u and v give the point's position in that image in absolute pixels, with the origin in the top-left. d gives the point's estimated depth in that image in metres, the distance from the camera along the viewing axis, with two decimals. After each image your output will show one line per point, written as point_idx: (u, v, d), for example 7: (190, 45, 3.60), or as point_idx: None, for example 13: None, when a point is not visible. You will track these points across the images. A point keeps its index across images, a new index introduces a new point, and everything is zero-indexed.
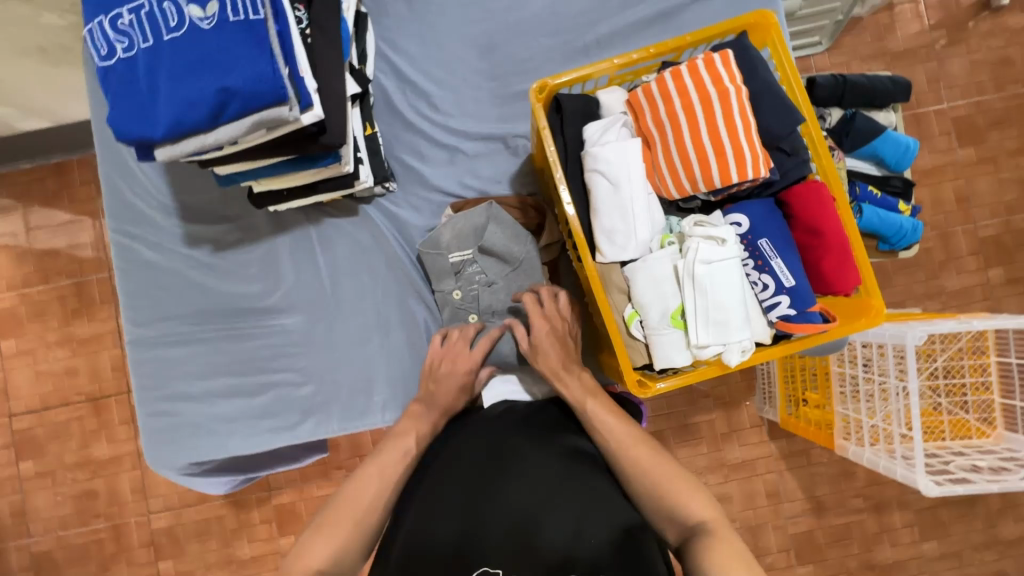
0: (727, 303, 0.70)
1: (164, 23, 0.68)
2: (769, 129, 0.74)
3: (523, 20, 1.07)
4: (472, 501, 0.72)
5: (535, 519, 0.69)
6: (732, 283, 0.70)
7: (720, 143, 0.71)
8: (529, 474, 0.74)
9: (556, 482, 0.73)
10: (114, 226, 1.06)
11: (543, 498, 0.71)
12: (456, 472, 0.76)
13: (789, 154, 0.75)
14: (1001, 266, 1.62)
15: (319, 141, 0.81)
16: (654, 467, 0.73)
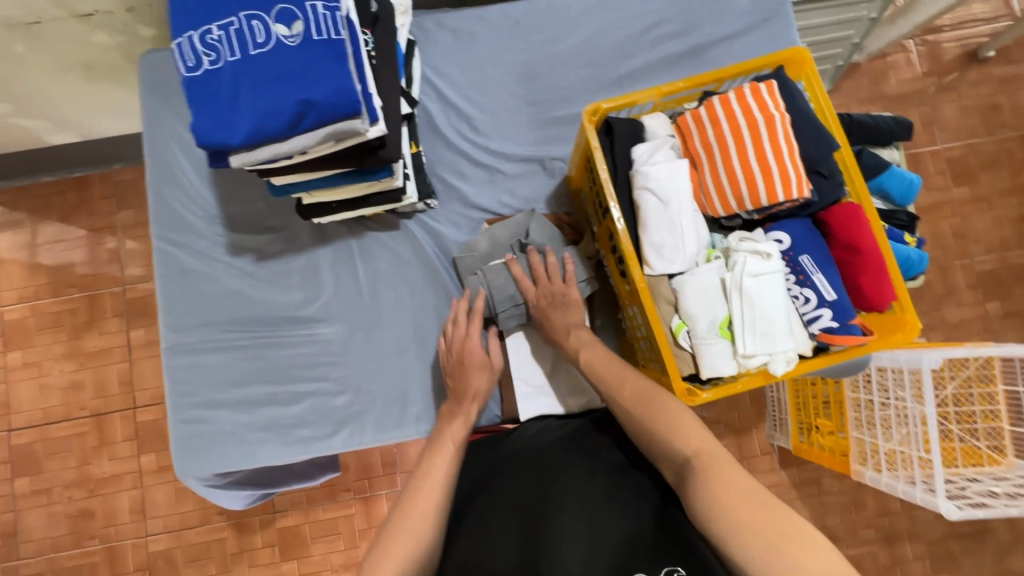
0: (775, 311, 0.74)
1: (252, 40, 0.73)
2: (810, 155, 0.79)
3: (560, 52, 1.14)
4: (528, 518, 0.75)
5: (590, 531, 0.72)
6: (778, 291, 0.75)
7: (767, 164, 0.76)
8: (581, 486, 0.77)
9: (606, 494, 0.76)
10: (157, 233, 1.08)
11: (597, 509, 0.74)
12: (511, 490, 0.80)
13: (826, 177, 0.80)
14: (998, 300, 1.68)
15: (379, 154, 0.85)
16: (648, 405, 0.76)
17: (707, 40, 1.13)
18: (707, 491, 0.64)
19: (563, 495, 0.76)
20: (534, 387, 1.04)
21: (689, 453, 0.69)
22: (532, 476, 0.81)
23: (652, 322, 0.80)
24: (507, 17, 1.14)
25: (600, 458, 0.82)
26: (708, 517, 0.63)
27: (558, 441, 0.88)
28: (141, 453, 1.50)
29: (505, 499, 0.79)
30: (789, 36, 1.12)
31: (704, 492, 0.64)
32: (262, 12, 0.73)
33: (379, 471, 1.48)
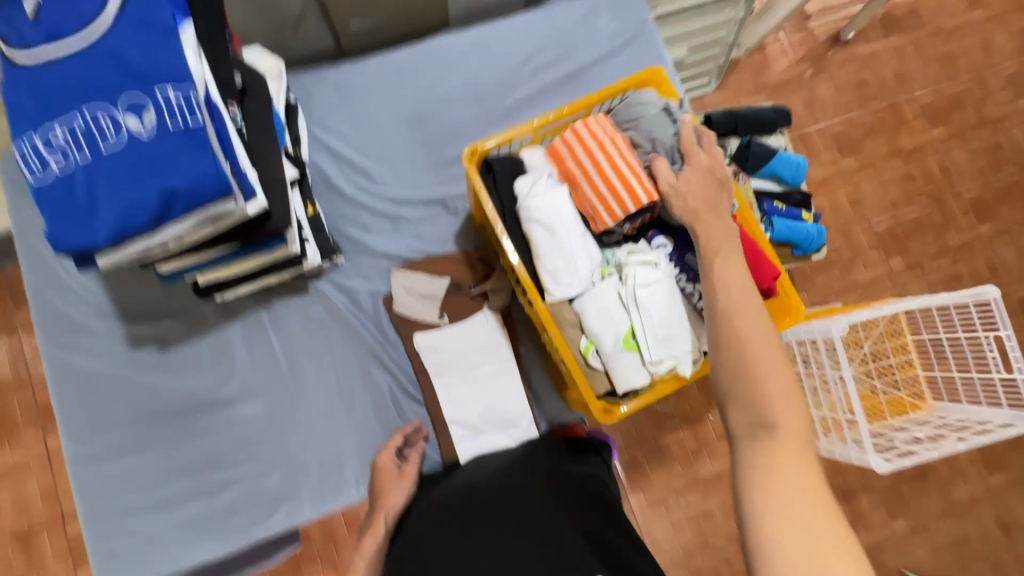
0: (671, 315, 0.78)
1: (101, 135, 0.70)
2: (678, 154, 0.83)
3: (446, 92, 1.16)
4: (451, 539, 0.76)
5: (517, 547, 0.72)
6: (669, 297, 0.78)
7: (632, 173, 0.80)
8: (509, 510, 0.79)
9: (538, 516, 0.77)
10: (45, 338, 1.00)
11: (527, 530, 0.75)
12: (442, 521, 0.81)
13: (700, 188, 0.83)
14: (900, 255, 1.83)
15: (265, 227, 0.83)
16: (751, 340, 0.61)
17: (583, 63, 1.18)
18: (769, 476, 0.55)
19: (524, 515, 0.78)
20: (476, 421, 1.04)
21: (774, 427, 0.57)
22: (499, 499, 0.83)
23: (560, 347, 0.81)
24: (386, 65, 1.16)
25: (534, 488, 0.85)
26: (759, 499, 0.54)
27: (496, 476, 0.90)
28: (77, 569, 1.37)
29: (438, 525, 0.80)
30: (656, 51, 1.19)
31: (768, 470, 0.55)
32: (108, 105, 0.70)
33: (344, 534, 1.39)
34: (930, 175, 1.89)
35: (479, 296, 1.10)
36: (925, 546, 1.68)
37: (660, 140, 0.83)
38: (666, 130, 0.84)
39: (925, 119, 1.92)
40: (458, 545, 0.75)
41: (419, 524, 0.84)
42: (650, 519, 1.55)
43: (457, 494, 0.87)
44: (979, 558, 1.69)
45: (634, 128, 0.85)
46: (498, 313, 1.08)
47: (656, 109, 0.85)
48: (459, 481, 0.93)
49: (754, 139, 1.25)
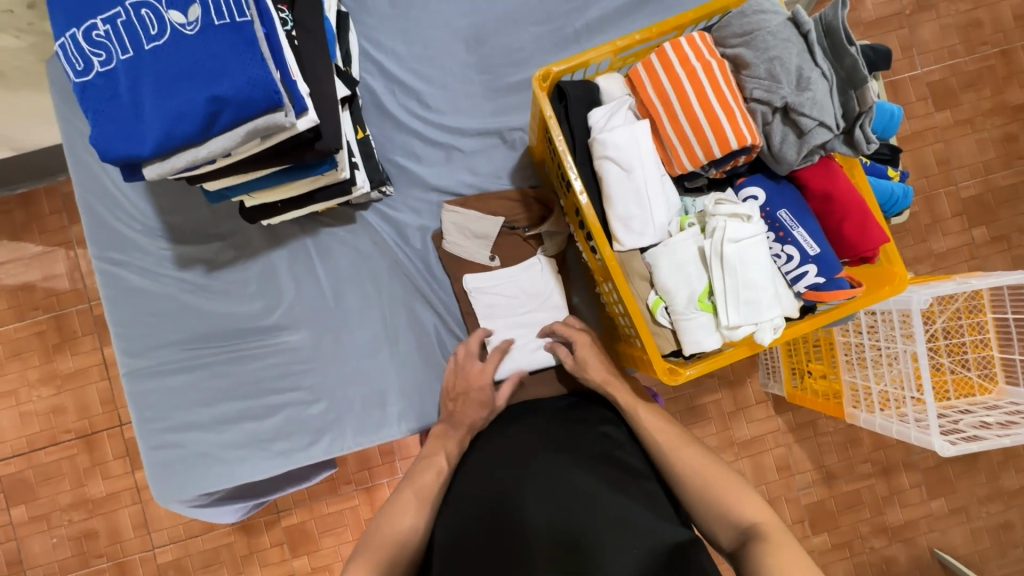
0: (758, 282, 0.68)
1: (144, 31, 0.64)
2: (811, 92, 0.67)
3: (510, 9, 1.04)
4: (498, 516, 0.68)
5: (575, 528, 0.65)
6: (759, 259, 0.68)
7: (728, 105, 0.69)
8: (561, 475, 0.71)
9: (595, 485, 0.70)
10: (97, 252, 1.00)
11: (585, 501, 0.68)
12: (487, 485, 0.73)
13: (833, 130, 0.68)
14: (985, 225, 1.64)
15: (315, 147, 0.77)
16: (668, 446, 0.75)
17: None
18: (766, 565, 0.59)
19: (577, 487, 0.69)
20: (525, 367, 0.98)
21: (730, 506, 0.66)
22: (549, 460, 0.73)
23: (627, 301, 0.74)
24: None
25: (588, 452, 0.76)
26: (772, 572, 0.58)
27: (540, 430, 0.81)
28: (135, 469, 1.42)
29: (481, 495, 0.72)
30: None
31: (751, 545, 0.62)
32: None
33: (377, 462, 1.41)
34: None
35: (533, 239, 1.03)
36: (961, 529, 1.59)
37: (779, 61, 0.68)
38: (790, 47, 0.69)
39: None
40: (506, 519, 0.68)
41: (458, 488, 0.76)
42: None
43: (502, 445, 0.79)
44: (1019, 546, 1.58)
45: (748, 44, 0.70)
46: (553, 259, 1.02)
47: (781, 21, 0.69)
48: (506, 429, 0.83)
49: None
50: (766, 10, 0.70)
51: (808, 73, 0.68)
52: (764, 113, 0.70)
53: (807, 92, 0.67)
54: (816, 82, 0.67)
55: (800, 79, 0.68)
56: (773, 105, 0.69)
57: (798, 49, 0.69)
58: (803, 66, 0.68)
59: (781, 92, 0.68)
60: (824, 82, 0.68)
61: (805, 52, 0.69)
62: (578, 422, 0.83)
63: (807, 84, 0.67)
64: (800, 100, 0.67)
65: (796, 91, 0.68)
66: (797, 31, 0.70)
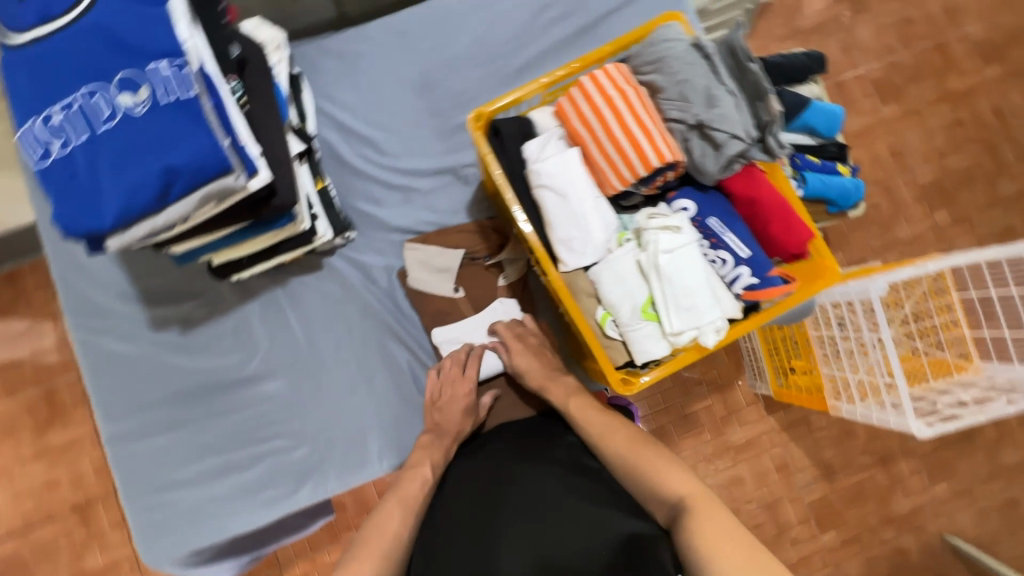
0: (688, 283, 0.72)
1: (98, 114, 0.68)
2: (720, 107, 0.73)
3: (454, 56, 1.11)
4: (470, 536, 0.70)
5: (543, 538, 0.67)
6: (689, 261, 0.73)
7: (647, 128, 0.74)
8: (532, 488, 0.72)
9: (563, 494, 0.71)
10: (75, 322, 1.03)
11: (554, 509, 0.69)
12: (463, 512, 0.74)
13: (745, 139, 0.73)
14: (946, 209, 1.68)
15: (271, 204, 0.82)
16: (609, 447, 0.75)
17: (596, 17, 1.10)
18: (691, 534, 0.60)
19: (547, 501, 0.70)
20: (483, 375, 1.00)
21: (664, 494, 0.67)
22: (521, 478, 0.75)
23: (576, 318, 0.78)
24: (390, 30, 1.11)
25: (557, 464, 0.78)
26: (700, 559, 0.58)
27: (512, 449, 0.83)
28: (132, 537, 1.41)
29: (452, 518, 0.74)
30: None
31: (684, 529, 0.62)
32: (103, 85, 0.69)
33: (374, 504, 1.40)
34: (982, 120, 1.73)
35: (494, 267, 1.07)
36: (967, 511, 1.58)
37: (688, 83, 0.74)
38: (696, 69, 0.74)
39: (976, 59, 1.74)
40: (479, 537, 0.69)
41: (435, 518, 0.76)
42: None
43: (476, 470, 0.80)
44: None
45: (659, 71, 0.76)
46: (514, 284, 1.07)
47: (685, 46, 0.75)
48: (481, 455, 0.84)
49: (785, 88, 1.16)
50: (671, 39, 0.76)
51: (715, 92, 0.73)
52: (682, 132, 0.76)
53: (716, 108, 0.73)
54: (723, 98, 0.73)
55: (709, 98, 0.73)
56: (688, 123, 0.74)
57: (704, 70, 0.75)
58: (711, 85, 0.74)
59: (692, 111, 0.73)
60: (731, 97, 0.74)
61: (710, 72, 0.75)
62: (547, 437, 0.85)
63: (715, 101, 0.73)
64: (711, 116, 0.73)
65: (707, 108, 0.73)
66: (701, 55, 0.75)
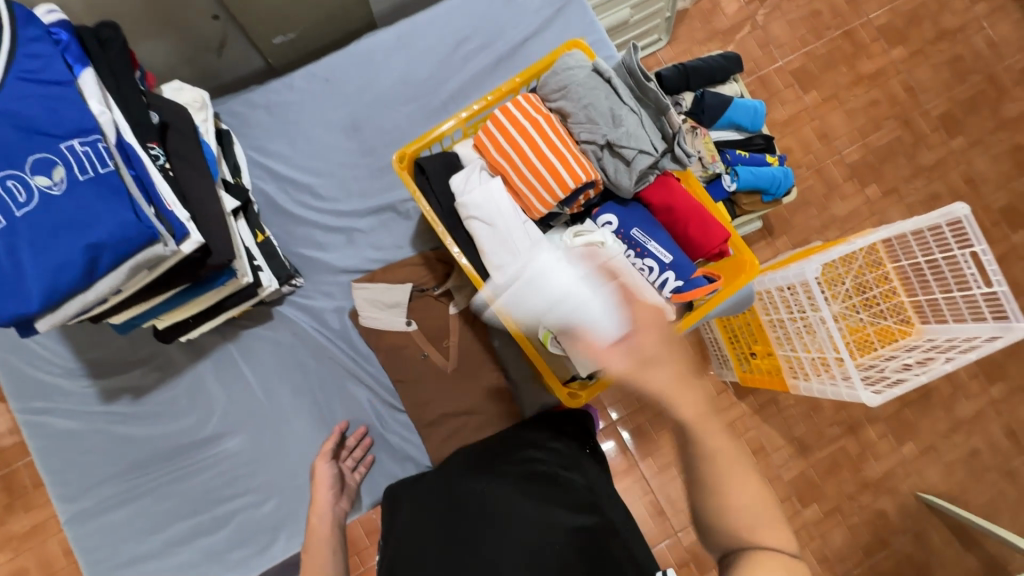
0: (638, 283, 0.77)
1: (12, 200, 0.67)
2: (625, 127, 0.78)
3: (379, 95, 1.13)
4: (440, 537, 0.75)
5: (503, 539, 0.72)
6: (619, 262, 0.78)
7: (560, 152, 0.78)
8: (487, 495, 0.78)
9: (518, 498, 0.78)
10: (19, 406, 1.00)
11: (511, 512, 0.76)
12: (427, 524, 0.78)
13: (654, 153, 0.78)
14: (875, 183, 1.74)
15: (207, 263, 0.82)
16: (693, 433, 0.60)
17: (512, 44, 1.14)
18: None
19: (505, 505, 0.77)
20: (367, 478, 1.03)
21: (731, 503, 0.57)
22: (480, 485, 0.81)
23: (520, 339, 0.81)
24: (314, 77, 1.13)
25: (512, 472, 0.84)
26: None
27: (466, 464, 0.88)
28: None
29: (422, 526, 0.78)
30: (586, 18, 1.14)
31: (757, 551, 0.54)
32: (14, 169, 0.67)
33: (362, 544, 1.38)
34: (895, 98, 1.78)
35: (444, 296, 1.08)
36: (936, 467, 1.64)
37: (593, 107, 0.79)
38: (599, 93, 0.79)
39: (883, 41, 1.80)
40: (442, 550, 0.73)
41: (403, 529, 0.79)
42: (662, 484, 1.47)
43: (436, 483, 0.86)
44: (992, 469, 1.65)
45: (566, 98, 0.81)
46: (465, 310, 1.07)
47: (587, 73, 0.81)
48: (440, 471, 0.90)
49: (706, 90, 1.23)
50: (572, 67, 0.81)
51: (619, 112, 0.78)
52: (594, 151, 0.80)
53: (622, 127, 0.78)
54: (627, 117, 0.78)
55: (614, 118, 0.78)
56: (598, 143, 0.79)
57: (606, 94, 0.80)
58: (614, 107, 0.79)
59: (600, 132, 0.78)
60: (635, 115, 0.79)
61: (612, 94, 0.80)
62: (502, 448, 0.91)
63: (620, 122, 0.78)
64: (618, 136, 0.77)
65: (613, 128, 0.78)
66: (601, 79, 0.81)
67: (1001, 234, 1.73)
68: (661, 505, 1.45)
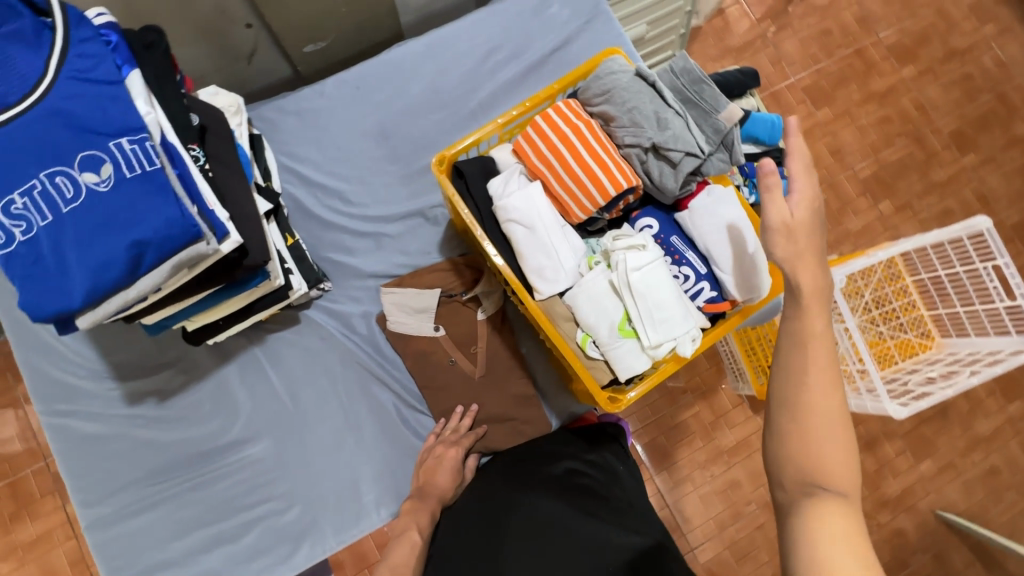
0: (727, 215, 0.81)
1: (61, 196, 0.68)
2: (671, 130, 0.79)
3: (407, 103, 1.14)
4: (484, 545, 0.79)
5: (550, 555, 0.75)
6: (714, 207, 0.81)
7: (601, 158, 0.79)
8: (532, 511, 0.81)
9: (564, 513, 0.80)
10: (43, 408, 0.99)
11: (557, 529, 0.78)
12: (470, 536, 0.81)
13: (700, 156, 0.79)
14: (888, 199, 1.75)
15: (245, 264, 0.82)
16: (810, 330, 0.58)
17: (539, 55, 1.16)
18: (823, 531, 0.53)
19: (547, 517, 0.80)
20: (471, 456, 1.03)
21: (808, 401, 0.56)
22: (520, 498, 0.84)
23: (557, 342, 0.80)
24: (345, 85, 1.14)
25: (551, 485, 0.87)
26: (805, 459, 0.55)
27: (506, 481, 0.89)
28: None
29: (469, 535, 0.82)
30: (614, 31, 1.15)
31: (808, 444, 0.55)
32: (63, 166, 0.68)
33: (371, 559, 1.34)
34: (906, 115, 1.80)
35: (471, 301, 1.07)
36: (954, 485, 1.61)
37: (638, 110, 0.80)
38: (643, 97, 0.81)
39: (894, 60, 1.83)
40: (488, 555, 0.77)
41: (449, 541, 0.84)
42: (678, 497, 1.43)
43: (477, 498, 0.89)
44: (1011, 488, 1.62)
45: (610, 104, 0.82)
46: (494, 316, 1.07)
47: (631, 79, 0.82)
48: (481, 487, 0.92)
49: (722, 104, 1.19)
50: (615, 71, 0.82)
51: (664, 115, 0.80)
52: (638, 155, 0.81)
53: (668, 131, 0.79)
54: (674, 120, 0.79)
55: (661, 121, 0.80)
56: (643, 146, 0.80)
57: (650, 97, 0.81)
58: (658, 110, 0.80)
59: (646, 132, 0.79)
60: (681, 118, 0.81)
61: (656, 98, 0.81)
62: (538, 459, 0.94)
63: (667, 124, 0.79)
64: (664, 138, 0.78)
65: (659, 131, 0.79)
66: (645, 83, 0.82)
67: (1014, 250, 1.74)
68: (677, 519, 1.43)
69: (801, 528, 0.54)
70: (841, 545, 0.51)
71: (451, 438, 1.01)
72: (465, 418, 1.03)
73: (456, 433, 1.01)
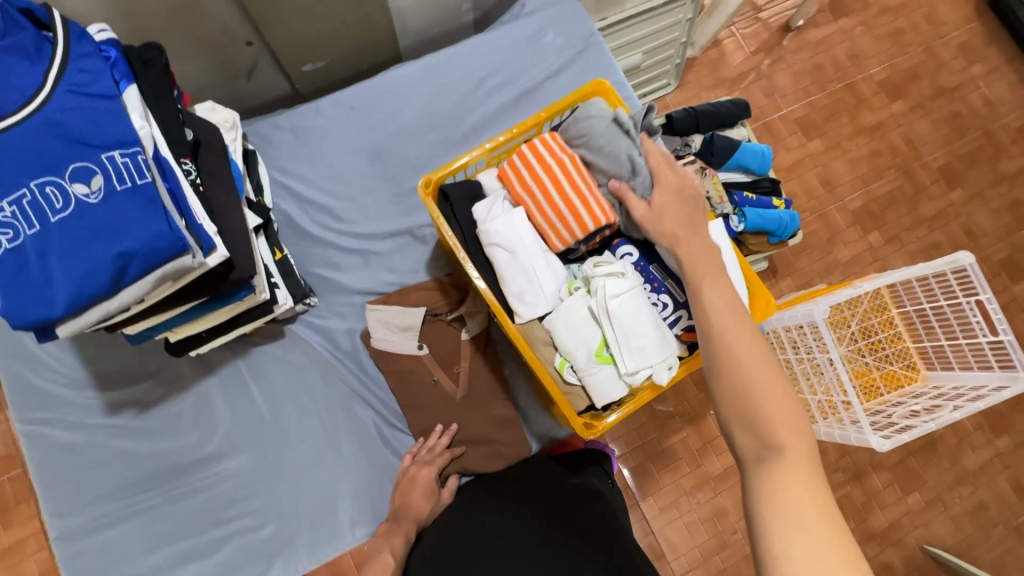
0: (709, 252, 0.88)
1: (49, 206, 0.69)
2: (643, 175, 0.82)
3: (402, 124, 1.17)
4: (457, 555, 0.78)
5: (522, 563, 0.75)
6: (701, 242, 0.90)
7: (581, 194, 0.81)
8: (508, 526, 0.82)
9: (538, 527, 0.81)
10: (21, 415, 0.99)
11: (530, 540, 0.79)
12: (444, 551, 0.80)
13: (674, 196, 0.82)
14: (877, 230, 1.77)
15: (229, 278, 0.83)
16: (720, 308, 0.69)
17: (533, 82, 1.19)
18: (792, 492, 0.56)
19: (525, 533, 0.80)
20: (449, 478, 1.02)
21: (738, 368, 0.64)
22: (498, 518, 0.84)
23: (535, 366, 0.81)
24: (340, 104, 1.17)
25: (529, 504, 0.87)
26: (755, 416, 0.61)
27: (485, 505, 0.89)
28: None
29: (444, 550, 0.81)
30: (606, 62, 1.19)
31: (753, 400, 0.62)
32: (55, 176, 0.69)
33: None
34: (895, 149, 1.84)
35: (456, 321, 1.08)
36: (942, 519, 1.60)
37: (613, 156, 0.83)
38: (619, 141, 0.84)
39: (883, 96, 1.87)
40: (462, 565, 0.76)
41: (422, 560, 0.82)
42: (661, 524, 1.42)
43: (454, 518, 0.89)
44: (998, 524, 1.61)
45: (587, 146, 0.86)
46: (477, 337, 1.07)
47: (608, 121, 0.84)
48: (458, 510, 0.91)
49: (716, 133, 1.26)
50: (593, 115, 0.85)
51: (637, 159, 0.83)
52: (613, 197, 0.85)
53: (640, 176, 0.82)
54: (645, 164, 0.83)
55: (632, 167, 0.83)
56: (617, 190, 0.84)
57: (625, 140, 0.84)
58: (631, 154, 0.84)
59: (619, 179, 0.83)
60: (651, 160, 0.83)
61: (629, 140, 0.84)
62: (517, 483, 0.95)
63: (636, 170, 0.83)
64: (636, 184, 0.82)
65: (632, 176, 0.83)
66: (622, 128, 0.85)
67: (1001, 285, 1.75)
68: (661, 547, 1.41)
69: (768, 493, 0.57)
70: (792, 490, 0.56)
71: (430, 457, 1.01)
72: (445, 437, 1.02)
73: (435, 452, 1.01)
